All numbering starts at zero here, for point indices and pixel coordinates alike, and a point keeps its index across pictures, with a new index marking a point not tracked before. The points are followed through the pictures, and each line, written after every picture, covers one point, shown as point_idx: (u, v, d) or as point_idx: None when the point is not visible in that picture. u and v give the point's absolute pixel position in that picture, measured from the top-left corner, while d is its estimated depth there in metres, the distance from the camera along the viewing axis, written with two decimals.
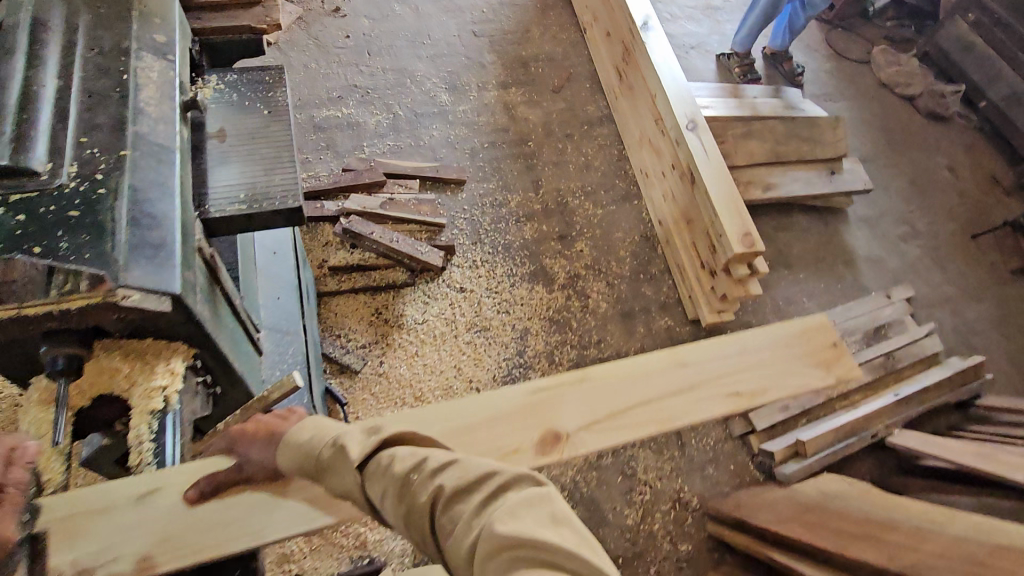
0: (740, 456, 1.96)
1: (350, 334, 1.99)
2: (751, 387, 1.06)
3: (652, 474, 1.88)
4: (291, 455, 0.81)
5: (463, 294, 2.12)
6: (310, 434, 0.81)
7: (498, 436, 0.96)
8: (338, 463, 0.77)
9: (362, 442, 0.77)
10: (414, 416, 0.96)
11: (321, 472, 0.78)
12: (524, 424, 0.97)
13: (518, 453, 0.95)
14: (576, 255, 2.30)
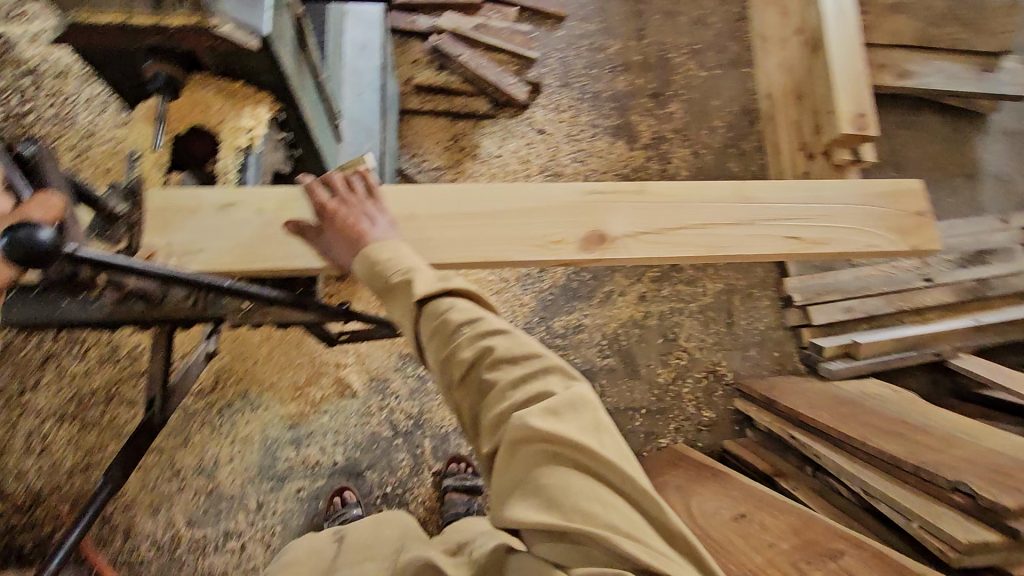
0: (787, 346, 1.94)
1: (426, 156, 2.02)
2: (815, 236, 1.09)
3: (693, 344, 1.91)
4: (368, 261, 0.74)
5: (542, 136, 2.09)
6: (386, 255, 0.74)
7: (543, 226, 1.03)
8: (400, 291, 0.70)
9: (433, 282, 0.70)
10: (488, 189, 1.04)
11: (382, 292, 0.72)
12: (585, 217, 1.04)
13: (561, 245, 1.03)
14: (666, 117, 2.17)
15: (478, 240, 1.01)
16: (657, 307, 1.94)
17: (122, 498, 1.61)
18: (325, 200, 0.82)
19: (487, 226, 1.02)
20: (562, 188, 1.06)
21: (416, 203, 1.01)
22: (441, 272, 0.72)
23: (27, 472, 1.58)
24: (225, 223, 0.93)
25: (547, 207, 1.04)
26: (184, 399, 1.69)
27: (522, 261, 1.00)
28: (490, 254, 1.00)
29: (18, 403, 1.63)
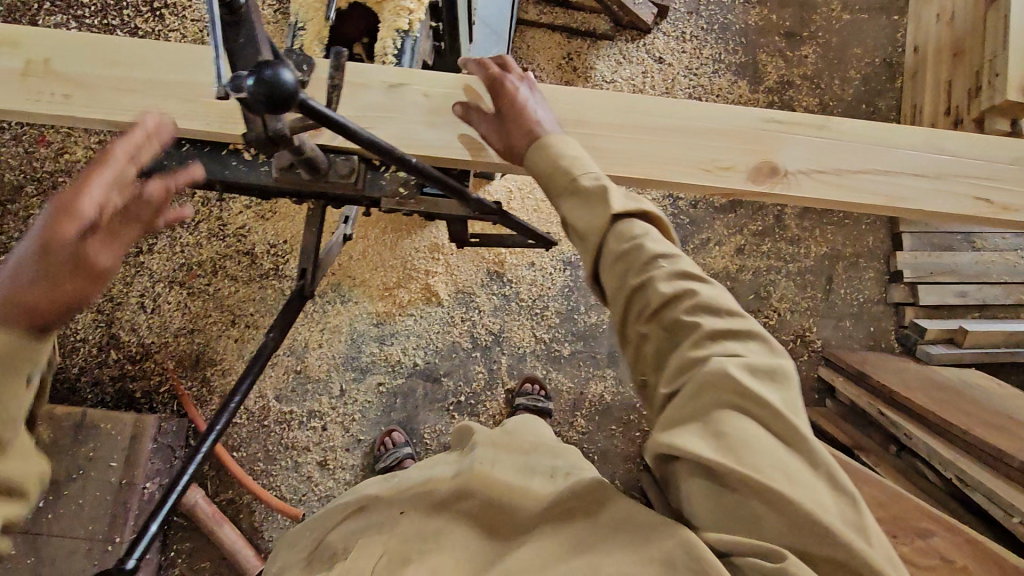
0: (886, 322, 1.85)
1: (536, 71, 1.93)
2: (1006, 199, 1.00)
3: (785, 305, 1.84)
4: (553, 162, 0.73)
5: (660, 65, 1.96)
6: (574, 155, 0.73)
7: (714, 149, 0.97)
8: (585, 198, 0.69)
9: (623, 201, 0.68)
10: (662, 104, 0.98)
11: (567, 194, 0.71)
12: (758, 147, 0.98)
13: (730, 172, 0.97)
14: (798, 60, 1.99)
15: (644, 155, 0.96)
16: (753, 262, 1.86)
17: (220, 364, 1.72)
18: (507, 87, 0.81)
19: (654, 142, 0.97)
20: (741, 112, 0.99)
21: (585, 110, 0.97)
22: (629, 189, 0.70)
23: (139, 327, 1.71)
24: (392, 105, 0.92)
25: (721, 131, 0.98)
26: (281, 282, 1.76)
27: (687, 183, 0.96)
28: (655, 172, 0.96)
29: (134, 263, 1.74)
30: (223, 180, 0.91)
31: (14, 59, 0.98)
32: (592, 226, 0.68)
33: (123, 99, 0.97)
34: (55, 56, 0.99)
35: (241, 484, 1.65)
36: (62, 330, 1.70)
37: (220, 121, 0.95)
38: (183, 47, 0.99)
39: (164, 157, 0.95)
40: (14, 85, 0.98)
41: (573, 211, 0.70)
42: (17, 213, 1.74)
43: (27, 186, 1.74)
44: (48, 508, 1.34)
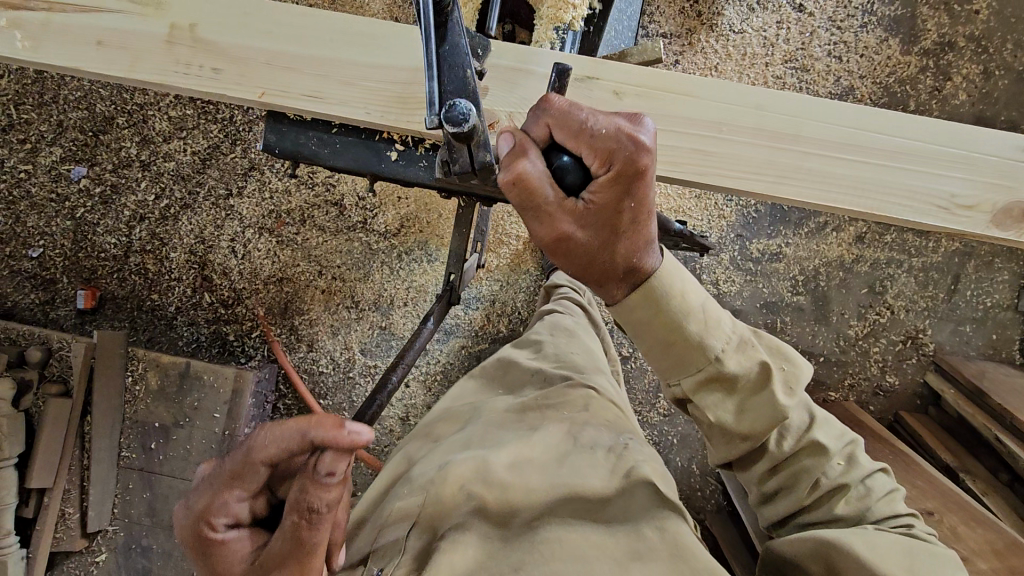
0: (1010, 331, 1.69)
1: (653, 14, 1.69)
2: None
3: (900, 303, 1.69)
4: (682, 353, 0.78)
5: (799, 14, 1.70)
6: (717, 345, 0.78)
7: (957, 186, 1.02)
8: (736, 380, 0.79)
9: (787, 399, 0.80)
10: (903, 128, 1.02)
11: (714, 382, 0.79)
12: (984, 181, 1.02)
13: (951, 207, 1.01)
14: (967, 16, 1.69)
15: (887, 187, 1.01)
16: (873, 253, 1.69)
17: (308, 315, 1.74)
18: (616, 185, 0.64)
19: (900, 173, 1.02)
20: (994, 142, 1.03)
21: (818, 127, 1.01)
22: (787, 382, 0.80)
23: (232, 272, 1.73)
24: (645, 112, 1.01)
25: (973, 162, 1.02)
26: (369, 237, 1.72)
27: (927, 223, 1.01)
28: (895, 208, 1.01)
29: (225, 206, 1.72)
30: (378, 171, 1.07)
31: (159, 25, 1.01)
32: (751, 413, 0.80)
33: (272, 76, 1.00)
34: (200, 22, 1.00)
35: None
36: (158, 268, 1.74)
37: (383, 109, 0.99)
38: (328, 19, 1.01)
39: (314, 140, 1.07)
40: (162, 53, 1.00)
41: (712, 396, 0.79)
42: (111, 144, 1.71)
43: (119, 117, 1.70)
44: (159, 449, 1.43)
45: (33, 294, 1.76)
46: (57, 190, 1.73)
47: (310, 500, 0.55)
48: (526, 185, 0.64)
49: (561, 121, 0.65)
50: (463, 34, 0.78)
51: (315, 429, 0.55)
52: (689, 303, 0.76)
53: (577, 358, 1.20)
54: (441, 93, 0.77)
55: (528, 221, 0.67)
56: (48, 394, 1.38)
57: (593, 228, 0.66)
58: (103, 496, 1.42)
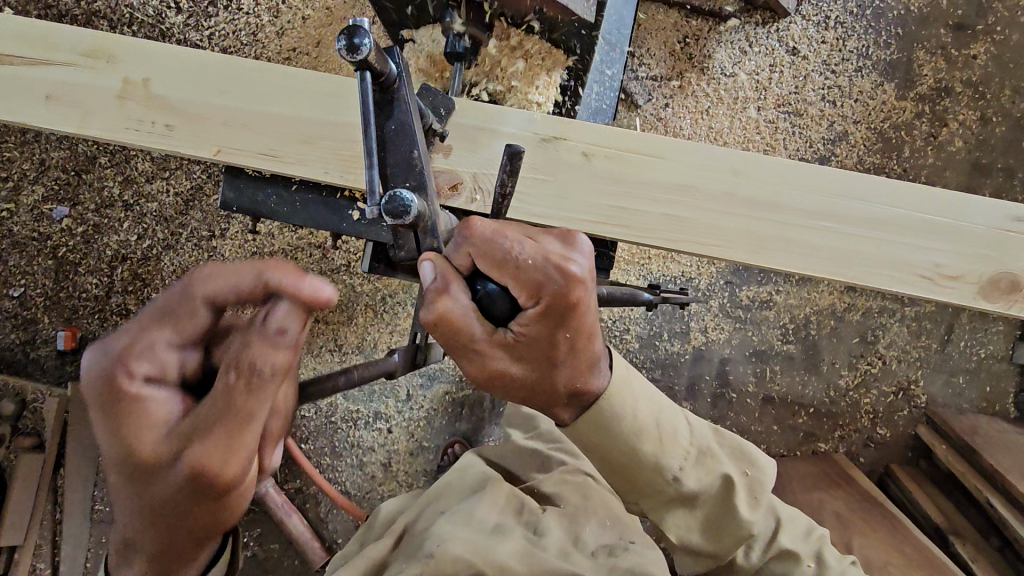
0: (1005, 383, 1.66)
1: (644, 57, 1.66)
2: None
3: (893, 353, 1.66)
4: (651, 478, 0.84)
5: (793, 58, 1.66)
6: (676, 465, 0.85)
7: (941, 256, 0.99)
8: (696, 496, 0.88)
9: (751, 512, 0.92)
10: (886, 195, 0.99)
11: (678, 501, 0.88)
12: (969, 253, 0.99)
13: (934, 278, 0.98)
14: (964, 62, 1.66)
15: (869, 256, 0.98)
16: (865, 302, 1.66)
17: None
18: (547, 320, 0.62)
19: (883, 242, 0.98)
20: (981, 211, 1.00)
21: (797, 194, 0.98)
22: (751, 495, 0.93)
23: None
24: (618, 176, 0.98)
25: (958, 232, 0.99)
26: (353, 279, 1.70)
27: (910, 294, 0.98)
28: (877, 279, 0.98)
29: (207, 248, 1.69)
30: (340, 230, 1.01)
31: (113, 79, 0.98)
32: (719, 517, 0.91)
33: (227, 132, 0.97)
34: (154, 77, 0.98)
35: (308, 477, 1.69)
36: (140, 309, 1.72)
37: (340, 168, 0.97)
38: (286, 74, 0.98)
39: (273, 195, 1.02)
40: (114, 111, 0.98)
41: (677, 516, 0.89)
42: (92, 184, 1.69)
43: (100, 157, 1.68)
44: None
45: (13, 334, 1.74)
46: (37, 230, 1.71)
47: (252, 356, 0.54)
48: (450, 325, 0.60)
49: (483, 252, 0.60)
50: (411, 113, 0.67)
51: (270, 270, 0.56)
52: (646, 425, 0.82)
53: (572, 442, 1.20)
54: (384, 176, 0.66)
55: (456, 358, 0.64)
56: (21, 448, 1.36)
57: (527, 361, 0.65)
58: (77, 550, 1.40)
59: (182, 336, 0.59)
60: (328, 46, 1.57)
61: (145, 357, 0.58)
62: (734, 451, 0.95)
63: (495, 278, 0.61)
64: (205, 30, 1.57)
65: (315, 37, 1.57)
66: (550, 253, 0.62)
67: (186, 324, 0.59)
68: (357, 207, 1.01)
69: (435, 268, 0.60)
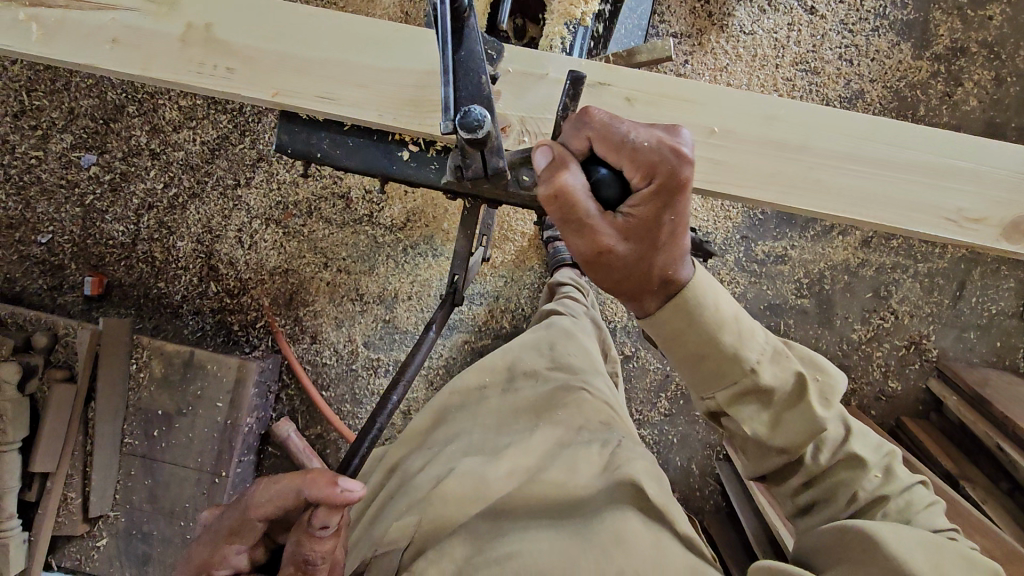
0: (1015, 339, 1.69)
1: (665, 14, 1.69)
2: None
3: (905, 308, 1.69)
4: (723, 367, 0.78)
5: (811, 17, 1.69)
6: (754, 357, 0.78)
7: (965, 199, 1.01)
8: (772, 391, 0.79)
9: (825, 411, 0.79)
10: (912, 139, 1.02)
11: (746, 394, 0.79)
12: (991, 194, 1.02)
13: (956, 222, 1.01)
14: (980, 23, 1.69)
15: (895, 201, 1.01)
16: (879, 257, 1.69)
17: (313, 305, 1.74)
18: (653, 197, 0.66)
19: (910, 188, 1.01)
20: (1002, 157, 1.03)
21: (825, 138, 1.01)
22: (825, 394, 0.80)
23: (237, 262, 1.73)
24: (653, 119, 1.01)
25: (980, 176, 1.02)
26: (375, 230, 1.72)
27: (935, 236, 1.01)
28: (902, 220, 1.01)
29: (232, 196, 1.72)
30: (391, 172, 1.03)
31: (174, 25, 1.03)
32: (791, 427, 0.80)
33: (286, 76, 1.03)
34: (216, 23, 1.03)
35: (329, 423, 1.73)
36: (165, 256, 1.74)
37: (392, 110, 1.03)
38: (338, 22, 1.04)
39: (325, 140, 1.05)
40: (176, 53, 1.03)
41: (750, 411, 0.79)
42: (120, 132, 1.72)
43: (128, 106, 1.71)
44: (162, 437, 1.44)
45: (41, 280, 1.77)
46: (65, 177, 1.73)
47: (304, 552, 0.68)
48: (567, 197, 0.66)
49: (601, 133, 0.68)
50: (479, 41, 0.80)
51: (307, 485, 0.68)
52: (720, 313, 0.76)
53: (574, 361, 1.17)
54: (455, 98, 0.79)
55: (567, 233, 0.68)
56: (53, 379, 1.39)
57: (633, 243, 0.67)
58: (106, 482, 1.43)
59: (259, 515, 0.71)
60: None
61: (223, 566, 0.72)
62: (805, 358, 0.83)
63: (611, 157, 0.67)
64: None
65: None
66: (666, 140, 0.66)
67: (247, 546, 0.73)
68: (408, 149, 1.04)
69: (554, 152, 0.68)
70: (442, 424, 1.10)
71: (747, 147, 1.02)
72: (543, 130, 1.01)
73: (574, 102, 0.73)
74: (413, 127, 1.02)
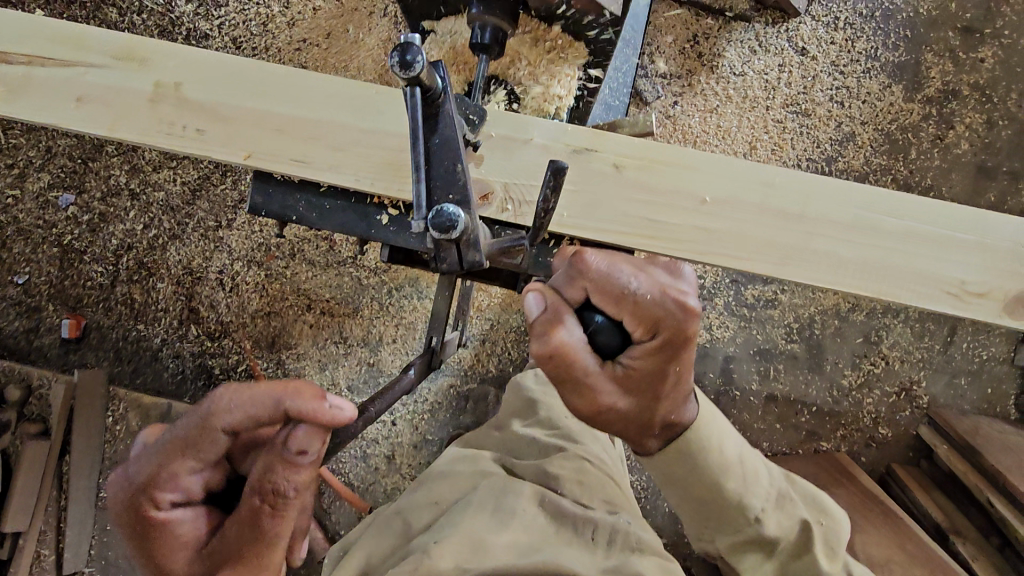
0: (1006, 386, 1.67)
1: (654, 54, 1.67)
2: None
3: (895, 353, 1.67)
4: (728, 509, 0.99)
5: (802, 58, 1.67)
6: (760, 505, 1.00)
7: (970, 271, 0.99)
8: (772, 540, 1.01)
9: (830, 561, 1.01)
10: (915, 208, 1.00)
11: (756, 522, 1.00)
12: (997, 266, 0.99)
13: (961, 295, 0.98)
14: (972, 65, 1.67)
15: (899, 273, 0.98)
16: (869, 302, 1.67)
17: (296, 349, 1.71)
18: (653, 352, 0.75)
19: (913, 259, 0.99)
20: (1008, 227, 1.00)
21: (826, 207, 0.99)
22: (829, 552, 1.01)
23: (218, 304, 1.70)
24: (650, 185, 0.99)
25: (986, 249, 0.99)
26: (359, 271, 1.70)
27: (940, 310, 0.98)
28: (905, 293, 0.98)
29: (213, 238, 1.69)
30: (369, 236, 1.01)
31: (145, 81, 0.98)
32: (790, 542, 1.02)
33: (260, 138, 0.97)
34: (186, 82, 0.98)
35: None
36: (145, 298, 1.71)
37: (373, 174, 0.97)
38: (317, 81, 0.99)
39: (302, 203, 1.02)
40: (146, 113, 0.98)
41: (750, 553, 1.02)
42: (98, 172, 1.69)
43: (107, 146, 1.68)
44: None
45: (17, 322, 1.73)
46: (42, 217, 1.70)
47: (275, 476, 0.69)
48: (572, 357, 0.72)
49: (599, 285, 0.73)
50: (453, 125, 0.75)
51: (294, 398, 0.69)
52: (729, 466, 0.97)
53: (571, 424, 1.15)
54: (428, 188, 0.74)
55: (566, 390, 0.76)
56: (26, 434, 1.36)
57: (634, 389, 0.78)
58: (80, 538, 1.39)
59: (202, 463, 0.73)
60: (339, 38, 1.58)
61: (171, 487, 0.73)
62: (811, 504, 1.08)
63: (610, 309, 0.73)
64: (215, 19, 1.58)
65: (326, 28, 1.58)
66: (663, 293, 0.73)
67: (200, 462, 0.73)
68: (387, 212, 1.01)
69: (551, 298, 0.74)
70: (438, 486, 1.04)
71: (745, 215, 0.99)
72: (527, 196, 0.98)
73: (556, 194, 0.70)
74: (394, 192, 0.97)
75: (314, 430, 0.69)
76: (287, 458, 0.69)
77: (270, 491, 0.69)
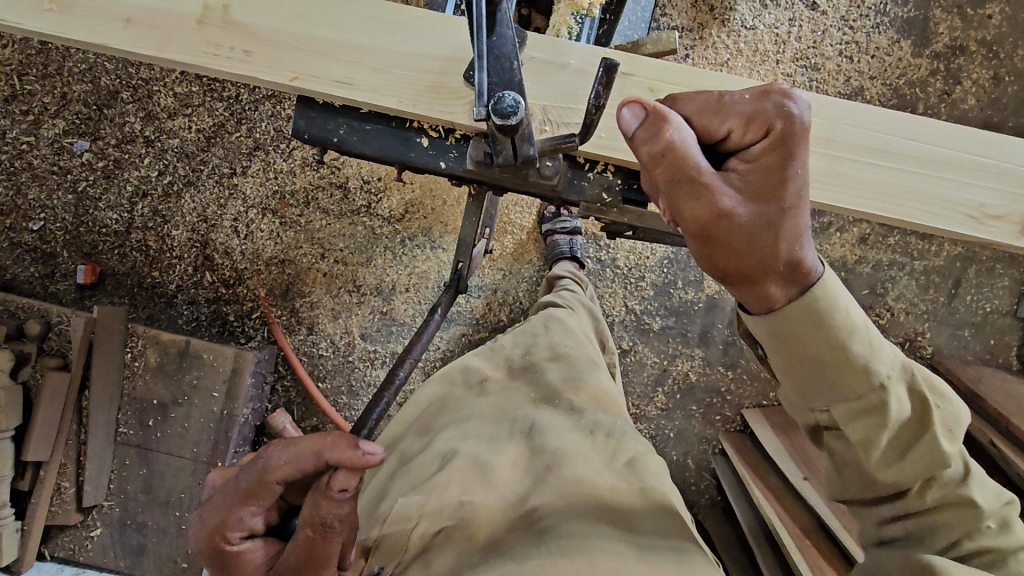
0: (1008, 337, 1.70)
1: (666, 7, 1.68)
2: None
3: (901, 305, 1.70)
4: (854, 380, 0.67)
5: (812, 13, 1.69)
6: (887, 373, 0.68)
7: (987, 195, 1.02)
8: (895, 420, 0.69)
9: (948, 445, 0.73)
10: (932, 134, 1.03)
11: (860, 417, 0.69)
12: (1011, 190, 1.02)
13: (977, 218, 1.01)
14: (979, 21, 1.69)
15: (918, 197, 1.01)
16: (876, 255, 1.69)
17: (310, 297, 1.73)
18: (762, 147, 0.58)
19: (931, 182, 1.02)
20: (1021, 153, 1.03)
21: (847, 131, 1.02)
22: (952, 429, 0.72)
23: (233, 252, 1.72)
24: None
25: (1002, 173, 1.02)
26: (373, 221, 1.71)
27: (957, 233, 1.01)
28: (924, 215, 1.01)
29: (229, 185, 1.71)
30: (407, 159, 1.03)
31: (192, 4, 0.99)
32: (899, 455, 0.72)
33: (305, 61, 0.99)
34: (234, 3, 0.99)
35: (326, 415, 1.72)
36: (160, 245, 1.73)
37: (413, 98, 0.98)
38: (358, 6, 1.00)
39: (343, 126, 1.03)
40: (193, 34, 0.99)
41: (871, 429, 0.69)
42: (113, 118, 1.70)
43: (122, 92, 1.69)
44: (157, 427, 1.43)
45: (33, 268, 1.75)
46: (57, 163, 1.71)
47: (322, 515, 0.60)
48: (675, 150, 0.56)
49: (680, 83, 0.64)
50: (510, 27, 0.80)
51: (325, 449, 0.60)
52: (853, 321, 0.65)
53: (572, 349, 1.14)
54: (488, 85, 0.79)
55: (678, 199, 0.57)
56: (46, 367, 1.38)
57: (756, 201, 0.57)
58: (99, 471, 1.42)
59: (259, 505, 0.62)
60: None
61: (235, 530, 0.62)
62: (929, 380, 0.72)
63: (710, 125, 0.61)
64: None
65: None
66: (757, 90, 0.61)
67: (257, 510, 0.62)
68: (425, 135, 1.03)
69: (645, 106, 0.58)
70: (446, 407, 1.08)
71: None
72: (566, 118, 0.99)
73: (608, 89, 0.75)
74: (434, 116, 0.98)
75: (354, 479, 0.60)
76: (324, 521, 0.60)
77: (320, 534, 0.60)
